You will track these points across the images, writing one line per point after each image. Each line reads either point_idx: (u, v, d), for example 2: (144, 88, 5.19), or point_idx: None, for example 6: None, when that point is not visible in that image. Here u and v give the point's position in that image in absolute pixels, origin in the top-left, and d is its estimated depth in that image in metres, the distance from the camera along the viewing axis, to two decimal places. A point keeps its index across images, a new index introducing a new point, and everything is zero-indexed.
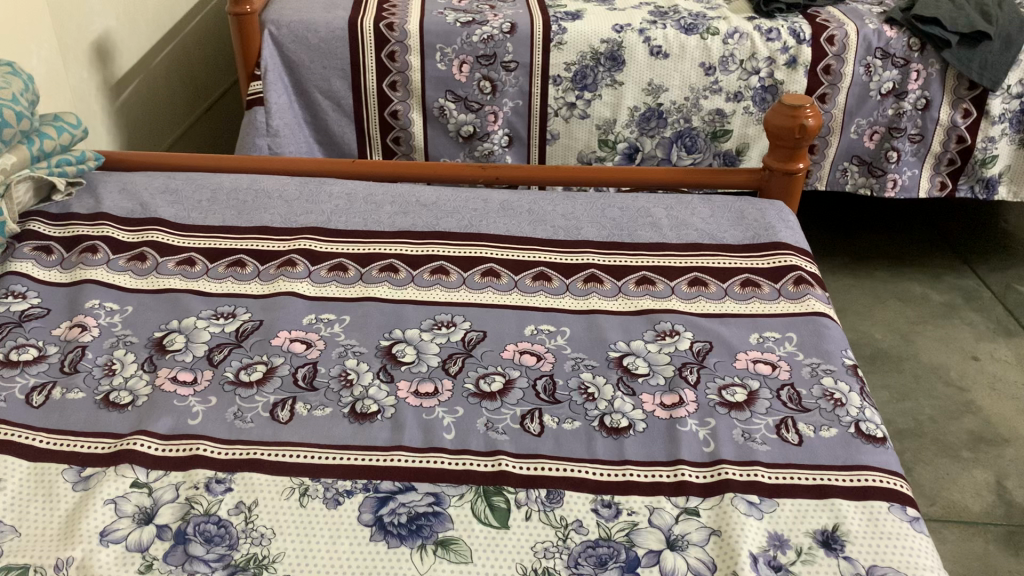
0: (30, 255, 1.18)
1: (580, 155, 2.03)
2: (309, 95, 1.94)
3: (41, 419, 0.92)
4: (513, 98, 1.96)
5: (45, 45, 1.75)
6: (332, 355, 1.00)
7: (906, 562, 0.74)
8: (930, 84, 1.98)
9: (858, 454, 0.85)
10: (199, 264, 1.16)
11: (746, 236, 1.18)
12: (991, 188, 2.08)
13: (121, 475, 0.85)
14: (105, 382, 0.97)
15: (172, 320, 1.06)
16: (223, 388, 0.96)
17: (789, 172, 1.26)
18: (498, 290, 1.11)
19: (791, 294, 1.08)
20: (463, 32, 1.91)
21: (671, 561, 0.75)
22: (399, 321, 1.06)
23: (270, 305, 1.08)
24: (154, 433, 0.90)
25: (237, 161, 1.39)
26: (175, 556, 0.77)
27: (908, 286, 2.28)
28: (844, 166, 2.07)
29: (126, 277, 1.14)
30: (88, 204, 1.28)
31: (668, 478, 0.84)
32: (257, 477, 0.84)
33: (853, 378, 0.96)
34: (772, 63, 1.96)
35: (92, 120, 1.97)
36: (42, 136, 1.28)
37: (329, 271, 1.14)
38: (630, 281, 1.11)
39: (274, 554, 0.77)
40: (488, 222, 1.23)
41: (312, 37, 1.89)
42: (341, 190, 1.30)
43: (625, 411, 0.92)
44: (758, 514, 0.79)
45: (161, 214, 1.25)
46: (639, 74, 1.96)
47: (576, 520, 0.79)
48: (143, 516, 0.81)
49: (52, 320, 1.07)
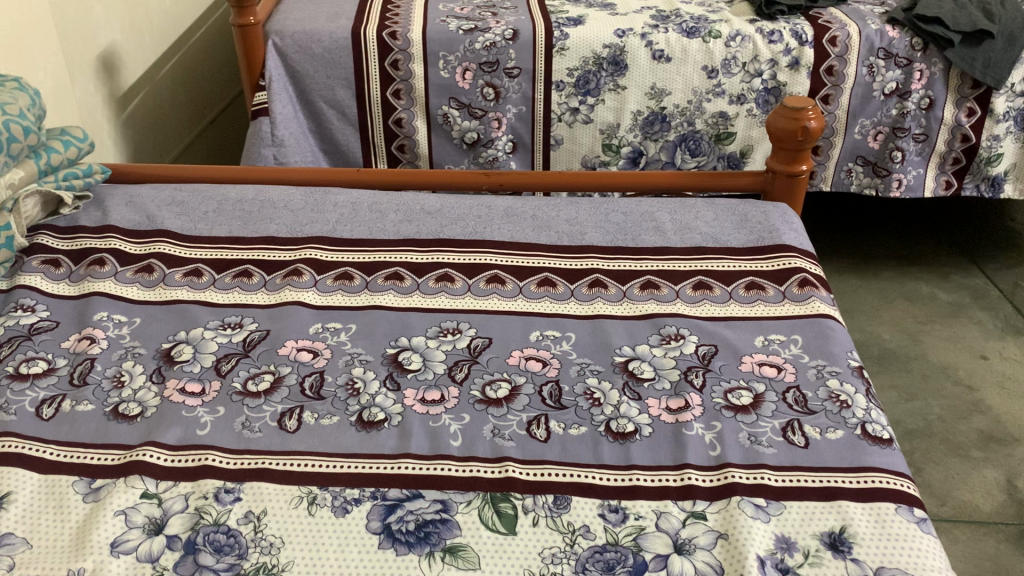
0: (38, 269, 1.19)
1: (584, 160, 2.03)
2: (314, 105, 1.96)
3: (51, 432, 0.93)
4: (516, 104, 1.97)
5: (51, 61, 1.77)
6: (338, 364, 1.01)
7: (914, 564, 0.74)
8: (933, 83, 1.97)
9: (865, 456, 0.85)
10: (205, 276, 1.17)
11: (750, 239, 1.18)
12: (997, 186, 2.07)
13: (131, 487, 0.85)
14: (114, 394, 0.98)
15: (180, 332, 1.07)
16: (231, 398, 0.96)
17: (793, 173, 1.26)
18: (502, 297, 1.11)
19: (796, 296, 1.08)
20: (466, 40, 1.92)
21: (679, 565, 0.75)
22: (405, 329, 1.06)
23: (276, 315, 1.09)
24: (163, 444, 0.90)
25: (241, 171, 1.40)
26: (185, 566, 0.77)
27: (915, 286, 2.28)
28: (848, 166, 2.06)
29: (134, 289, 1.15)
30: (95, 217, 1.29)
31: (675, 482, 0.84)
32: (266, 487, 0.85)
33: (858, 379, 0.96)
34: (775, 64, 1.96)
35: (98, 134, 1.98)
36: (49, 150, 1.30)
37: (335, 280, 1.15)
38: (634, 285, 1.12)
39: (284, 562, 0.77)
40: (492, 229, 1.24)
41: (316, 47, 1.91)
42: (347, 199, 1.31)
43: (631, 415, 0.92)
44: (766, 517, 0.79)
45: (167, 226, 1.26)
46: (641, 78, 1.96)
47: (583, 526, 0.79)
48: (153, 526, 0.81)
49: (61, 333, 1.08)
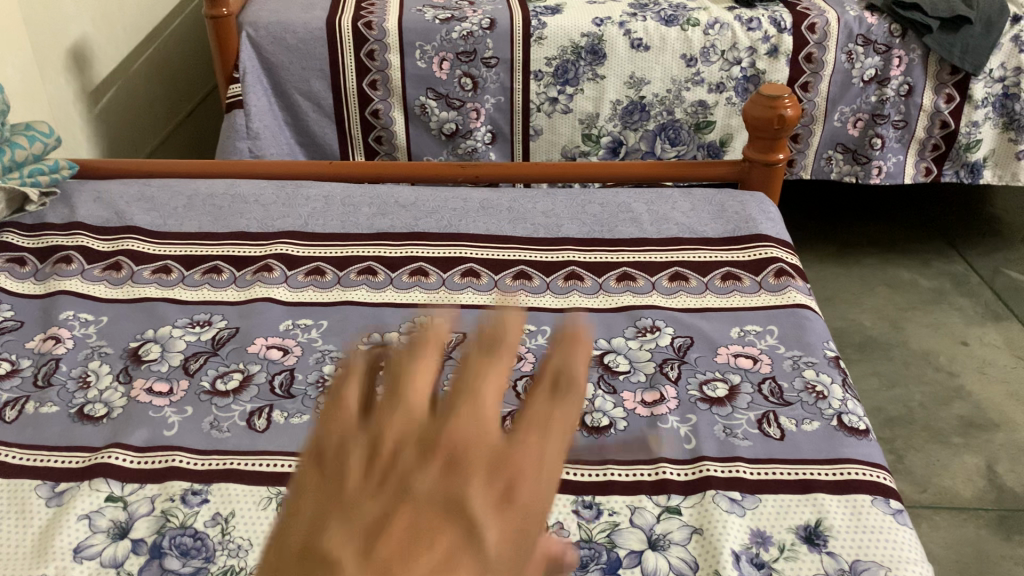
0: (3, 267, 1.16)
1: (564, 150, 2.02)
2: (289, 97, 1.93)
3: (14, 435, 0.91)
4: (494, 94, 1.95)
5: (20, 54, 1.73)
6: (309, 362, 0.99)
7: (890, 556, 0.73)
8: (912, 70, 1.97)
9: (840, 447, 0.84)
10: (174, 272, 1.14)
11: (726, 229, 1.17)
12: (977, 172, 2.08)
13: (96, 490, 0.83)
14: (79, 395, 0.96)
15: (148, 330, 1.05)
16: (199, 398, 0.95)
17: (770, 162, 1.25)
18: (477, 291, 1.09)
19: (772, 286, 1.07)
20: (443, 29, 1.90)
21: (653, 561, 0.74)
22: (377, 325, 1.05)
23: (246, 312, 1.07)
24: (129, 446, 0.88)
25: (212, 165, 1.37)
26: (150, 570, 0.75)
27: (896, 273, 2.28)
28: (828, 154, 2.06)
29: (101, 287, 1.13)
30: (62, 213, 1.26)
31: (650, 476, 0.82)
32: (233, 488, 0.83)
33: (835, 369, 0.95)
34: (753, 52, 1.95)
35: (70, 129, 1.95)
36: (13, 146, 1.29)
37: (306, 276, 1.13)
38: (610, 277, 1.10)
39: (251, 565, 0.75)
40: (467, 221, 1.22)
41: (290, 39, 1.88)
42: (319, 192, 1.29)
43: (606, 409, 0.91)
44: (740, 511, 0.78)
45: (136, 222, 1.23)
46: (620, 67, 1.94)
47: (557, 522, 0.78)
48: (118, 531, 0.79)
49: (26, 333, 1.06)
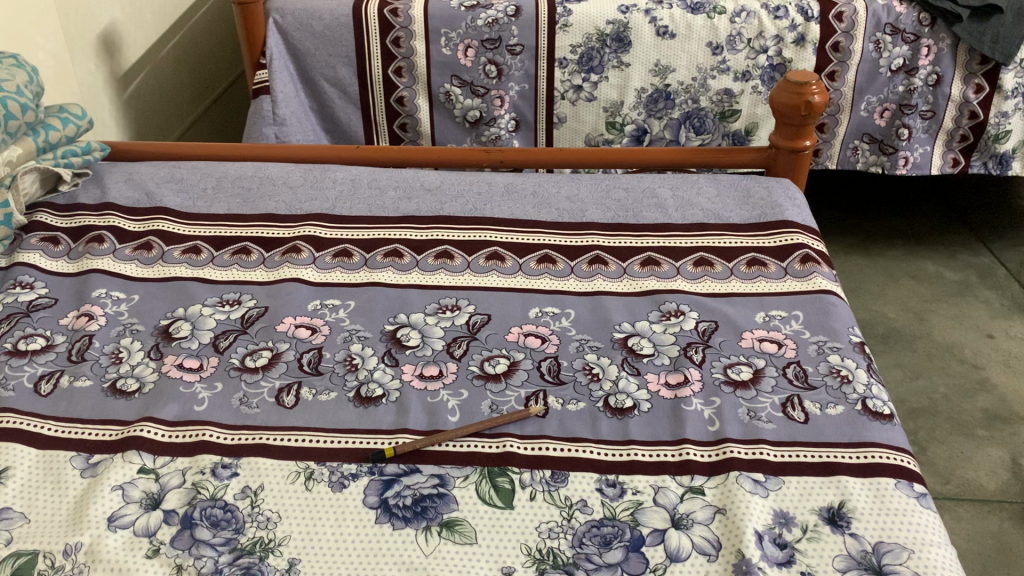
0: (37, 246, 1.19)
1: (587, 138, 2.01)
2: (315, 83, 1.95)
3: (49, 407, 0.93)
4: (519, 81, 1.95)
5: (51, 39, 1.76)
6: (336, 341, 1.00)
7: (913, 538, 0.73)
8: (941, 59, 1.95)
9: (864, 431, 0.84)
10: (204, 253, 1.16)
11: (752, 215, 1.17)
12: (1005, 164, 2.05)
13: (128, 461, 0.85)
14: (111, 369, 0.98)
15: (178, 308, 1.07)
16: (229, 374, 0.96)
17: (796, 149, 1.24)
18: (502, 274, 1.10)
19: (798, 272, 1.07)
20: (468, 17, 1.90)
21: (675, 540, 0.75)
22: (403, 305, 1.06)
23: (275, 291, 1.09)
24: (161, 420, 0.90)
25: (241, 148, 1.39)
26: (181, 540, 0.77)
27: (922, 265, 2.26)
28: (854, 144, 2.04)
29: (132, 266, 1.15)
30: (94, 194, 1.28)
31: (674, 457, 0.83)
32: (264, 462, 0.84)
33: (860, 355, 0.95)
34: (780, 41, 1.93)
35: (100, 113, 1.98)
36: (48, 127, 1.30)
37: (333, 258, 1.14)
38: (635, 262, 1.10)
39: (281, 537, 0.77)
40: (491, 205, 1.23)
41: (316, 25, 1.90)
42: (345, 175, 1.30)
43: (630, 391, 0.91)
44: (764, 492, 0.78)
45: (166, 204, 1.25)
46: (645, 54, 1.93)
47: (580, 500, 0.79)
48: (150, 501, 0.81)
49: (60, 309, 1.08)
